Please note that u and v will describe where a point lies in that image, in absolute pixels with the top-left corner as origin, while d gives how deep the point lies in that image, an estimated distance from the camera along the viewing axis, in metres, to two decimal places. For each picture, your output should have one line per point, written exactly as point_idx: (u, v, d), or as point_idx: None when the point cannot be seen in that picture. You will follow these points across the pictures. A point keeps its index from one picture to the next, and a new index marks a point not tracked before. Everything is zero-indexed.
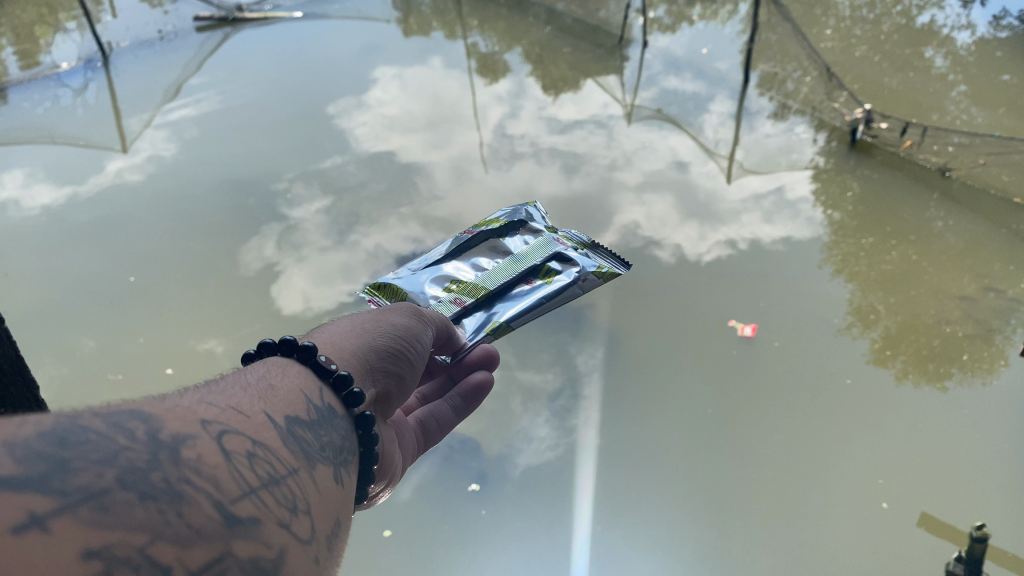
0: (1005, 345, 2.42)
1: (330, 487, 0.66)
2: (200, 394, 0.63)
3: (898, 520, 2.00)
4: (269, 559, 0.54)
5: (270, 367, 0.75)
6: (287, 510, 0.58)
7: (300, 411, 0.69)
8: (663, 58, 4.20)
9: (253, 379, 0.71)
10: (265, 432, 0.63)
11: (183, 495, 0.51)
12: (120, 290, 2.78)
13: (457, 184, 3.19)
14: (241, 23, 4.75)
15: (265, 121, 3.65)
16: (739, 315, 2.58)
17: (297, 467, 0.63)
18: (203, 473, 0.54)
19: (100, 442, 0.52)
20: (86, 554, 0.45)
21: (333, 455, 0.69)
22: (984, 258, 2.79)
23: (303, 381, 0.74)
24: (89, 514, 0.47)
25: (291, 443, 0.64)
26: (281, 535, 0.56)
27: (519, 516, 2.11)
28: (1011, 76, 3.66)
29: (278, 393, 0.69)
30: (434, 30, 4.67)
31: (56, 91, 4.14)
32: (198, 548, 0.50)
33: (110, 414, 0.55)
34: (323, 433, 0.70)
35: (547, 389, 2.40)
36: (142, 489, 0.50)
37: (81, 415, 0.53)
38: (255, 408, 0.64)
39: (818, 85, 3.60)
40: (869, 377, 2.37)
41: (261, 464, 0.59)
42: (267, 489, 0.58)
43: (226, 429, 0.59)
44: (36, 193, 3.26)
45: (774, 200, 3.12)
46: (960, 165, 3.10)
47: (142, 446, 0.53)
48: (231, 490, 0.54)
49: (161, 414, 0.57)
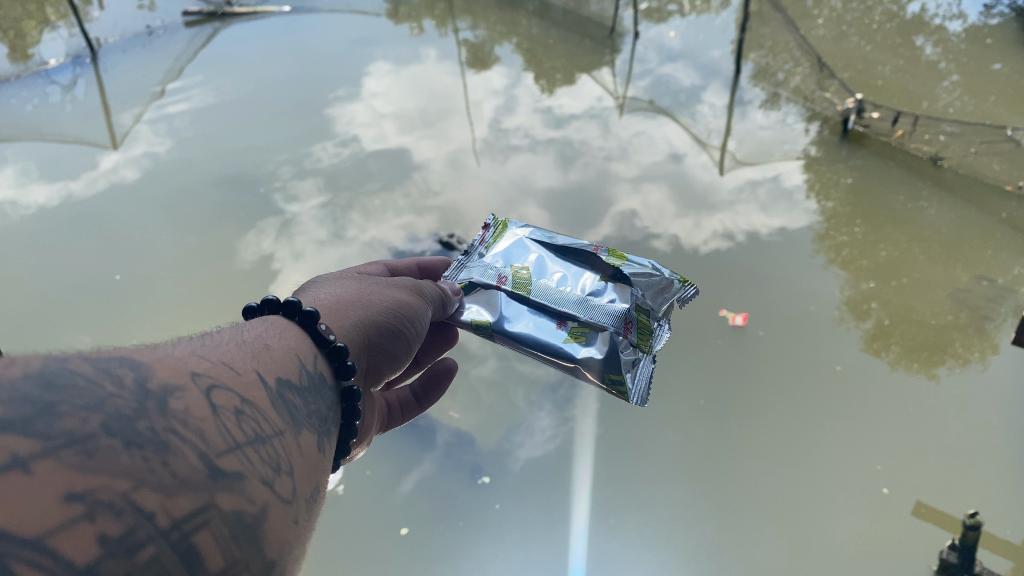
0: (996, 334, 2.43)
1: (315, 453, 0.65)
2: (192, 347, 0.62)
3: (896, 507, 2.02)
4: (252, 514, 0.52)
5: (269, 326, 0.74)
6: (271, 469, 0.57)
7: (292, 374, 0.69)
8: (656, 49, 4.19)
9: (249, 336, 0.70)
10: (255, 391, 0.62)
11: (168, 445, 0.50)
12: (107, 287, 2.77)
13: (454, 177, 3.18)
14: (231, 18, 4.71)
15: (258, 117, 3.62)
16: (729, 305, 2.59)
17: (283, 428, 0.62)
18: (190, 425, 0.52)
19: (87, 388, 0.50)
20: (69, 495, 0.43)
21: (318, 423, 0.69)
22: (977, 246, 2.81)
23: (300, 345, 0.74)
24: (72, 458, 0.45)
25: (280, 405, 0.63)
26: (263, 492, 0.54)
27: (530, 509, 2.12)
28: (1002, 64, 3.69)
29: (272, 353, 0.69)
30: (426, 23, 4.64)
31: (45, 88, 4.10)
32: (181, 498, 0.48)
33: (100, 359, 0.53)
34: (311, 400, 0.69)
35: (546, 379, 2.41)
36: (127, 437, 0.48)
37: (70, 359, 0.52)
38: (247, 366, 0.64)
39: (809, 74, 3.60)
40: (859, 365, 2.38)
41: (248, 421, 0.58)
42: (251, 446, 0.56)
43: (215, 383, 0.58)
44: (30, 189, 3.24)
45: (769, 190, 3.13)
46: (951, 155, 3.09)
47: (130, 393, 0.51)
48: (216, 443, 0.53)
49: (151, 363, 0.55)
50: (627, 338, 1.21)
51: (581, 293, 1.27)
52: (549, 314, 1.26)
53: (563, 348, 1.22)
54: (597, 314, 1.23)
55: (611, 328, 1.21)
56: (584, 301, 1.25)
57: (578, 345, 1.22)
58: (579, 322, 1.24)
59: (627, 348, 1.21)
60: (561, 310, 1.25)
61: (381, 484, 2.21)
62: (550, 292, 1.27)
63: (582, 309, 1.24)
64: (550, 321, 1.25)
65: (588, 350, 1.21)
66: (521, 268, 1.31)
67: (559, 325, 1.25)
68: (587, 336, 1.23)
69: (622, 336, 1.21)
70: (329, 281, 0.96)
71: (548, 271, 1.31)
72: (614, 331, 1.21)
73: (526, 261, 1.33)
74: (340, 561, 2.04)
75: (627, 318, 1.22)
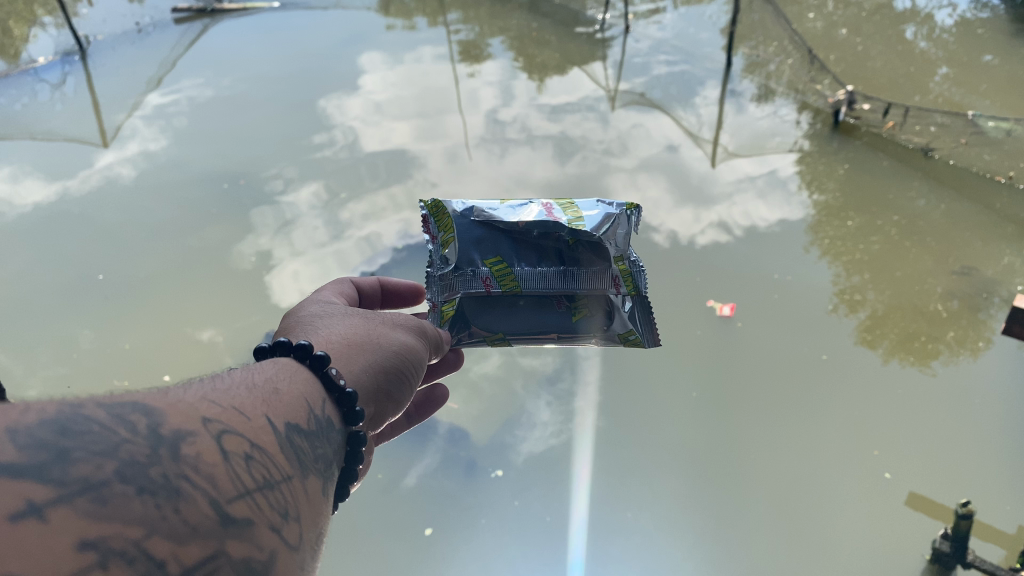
0: (988, 323, 2.46)
1: (321, 499, 0.62)
2: (204, 390, 0.60)
3: (892, 493, 2.04)
4: (261, 561, 0.51)
5: (280, 369, 0.71)
6: (280, 515, 0.55)
7: (302, 418, 0.66)
8: (649, 41, 4.20)
9: (259, 379, 0.67)
10: (265, 435, 0.59)
11: (180, 492, 0.48)
12: (97, 288, 2.76)
13: (451, 170, 3.19)
14: (220, 14, 4.67)
15: (250, 114, 3.60)
16: (716, 295, 2.61)
17: (291, 473, 0.59)
18: (201, 471, 0.51)
19: (101, 434, 0.48)
20: (82, 544, 0.42)
21: (325, 468, 0.66)
22: (969, 237, 2.81)
23: (309, 389, 0.70)
24: (86, 506, 0.44)
25: (289, 449, 0.61)
26: (272, 539, 0.53)
27: (541, 508, 2.12)
28: (992, 54, 3.71)
29: (282, 397, 0.66)
30: (416, 16, 4.62)
31: (34, 85, 4.06)
32: (192, 545, 0.47)
33: (113, 405, 0.51)
34: (319, 444, 0.66)
35: (547, 372, 2.43)
36: (140, 483, 0.47)
37: (84, 405, 0.50)
38: (257, 410, 0.61)
39: (800, 67, 3.61)
40: (847, 354, 2.41)
41: (258, 467, 0.56)
42: (261, 492, 0.54)
43: (226, 428, 0.56)
44: (23, 188, 3.22)
45: (767, 181, 3.15)
46: (942, 146, 3.09)
47: (143, 439, 0.50)
48: (227, 489, 0.51)
49: (163, 408, 0.54)
50: (620, 293, 1.18)
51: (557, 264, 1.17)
52: (543, 299, 1.19)
53: (567, 327, 1.19)
54: (583, 283, 1.18)
55: (605, 292, 1.18)
56: (566, 271, 1.17)
57: (580, 320, 1.19)
58: (573, 298, 1.19)
59: (622, 302, 1.18)
60: (554, 292, 1.18)
61: (387, 480, 2.22)
62: (537, 279, 1.17)
63: (578, 283, 1.17)
64: (545, 305, 1.19)
65: (592, 321, 1.19)
66: (498, 262, 1.17)
67: (557, 305, 1.19)
68: (586, 310, 1.19)
69: (616, 293, 1.18)
70: (340, 312, 0.93)
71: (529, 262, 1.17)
72: (609, 294, 1.18)
73: (499, 250, 1.17)
74: (348, 558, 2.05)
75: (612, 274, 1.17)
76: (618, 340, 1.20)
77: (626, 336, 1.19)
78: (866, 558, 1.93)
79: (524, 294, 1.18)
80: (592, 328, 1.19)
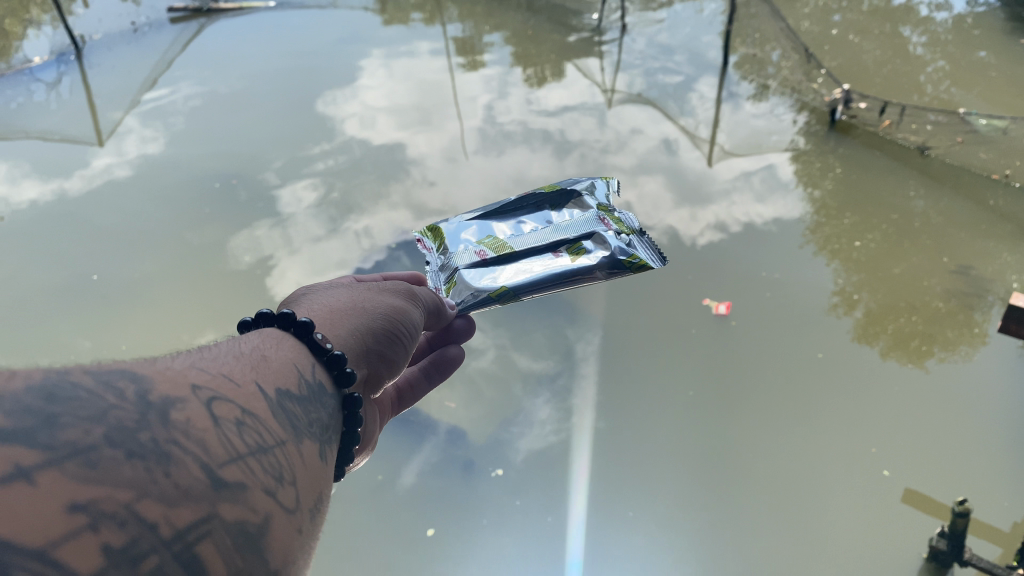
0: (983, 322, 2.47)
1: (318, 464, 0.62)
2: (191, 360, 0.60)
3: (891, 490, 2.05)
4: (255, 524, 0.51)
5: (266, 338, 0.72)
6: (274, 479, 0.55)
7: (292, 383, 0.66)
8: (646, 40, 4.20)
9: (246, 348, 0.67)
10: (256, 402, 0.60)
11: (170, 456, 0.48)
12: (95, 288, 2.75)
13: (448, 170, 3.19)
14: (216, 14, 4.67)
15: (246, 114, 3.60)
16: (711, 293, 2.62)
17: (285, 438, 0.59)
18: (192, 436, 0.51)
19: (89, 400, 0.48)
20: (71, 507, 0.42)
21: (321, 432, 0.66)
22: (964, 237, 2.82)
23: (297, 355, 0.71)
24: (76, 469, 0.44)
25: (281, 414, 0.61)
26: (266, 502, 0.53)
27: (542, 507, 2.13)
28: (988, 52, 3.72)
29: (270, 364, 0.66)
30: (413, 17, 4.62)
31: (29, 86, 4.05)
32: (184, 508, 0.47)
33: (101, 372, 0.52)
34: (312, 408, 0.67)
35: (545, 369, 2.44)
36: (129, 448, 0.47)
37: (71, 372, 0.50)
38: (246, 378, 0.62)
39: (797, 65, 3.59)
40: (844, 351, 2.41)
41: (250, 432, 0.56)
42: (253, 457, 0.54)
43: (215, 395, 0.56)
44: (20, 188, 3.21)
45: (764, 179, 3.16)
46: (939, 144, 3.09)
47: (131, 405, 0.50)
48: (219, 454, 0.51)
49: (151, 376, 0.54)
50: (613, 229, 1.22)
51: (545, 224, 1.25)
52: (540, 251, 1.20)
53: (572, 268, 1.17)
54: (573, 228, 1.22)
55: (597, 231, 1.21)
56: (555, 227, 1.23)
57: (583, 257, 1.18)
58: (568, 244, 1.21)
59: (618, 236, 1.21)
60: (546, 243, 1.21)
61: (386, 479, 2.23)
62: (527, 238, 1.22)
63: (567, 231, 1.22)
64: (543, 257, 1.20)
65: (595, 254, 1.19)
66: (490, 236, 1.23)
67: (554, 254, 1.20)
68: (585, 247, 1.20)
69: (609, 229, 1.22)
70: (325, 287, 0.93)
71: (518, 228, 1.25)
72: (601, 231, 1.21)
73: (488, 229, 1.25)
74: (348, 557, 2.05)
75: (597, 216, 1.24)
76: (627, 268, 1.18)
77: (631, 261, 1.18)
78: (864, 554, 1.93)
79: (519, 254, 1.20)
80: (598, 260, 1.18)
